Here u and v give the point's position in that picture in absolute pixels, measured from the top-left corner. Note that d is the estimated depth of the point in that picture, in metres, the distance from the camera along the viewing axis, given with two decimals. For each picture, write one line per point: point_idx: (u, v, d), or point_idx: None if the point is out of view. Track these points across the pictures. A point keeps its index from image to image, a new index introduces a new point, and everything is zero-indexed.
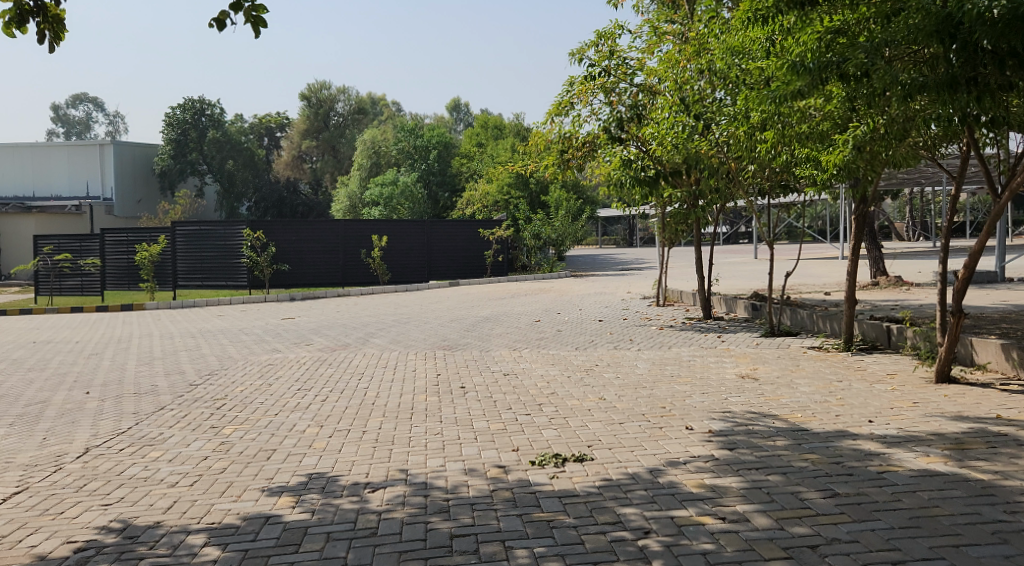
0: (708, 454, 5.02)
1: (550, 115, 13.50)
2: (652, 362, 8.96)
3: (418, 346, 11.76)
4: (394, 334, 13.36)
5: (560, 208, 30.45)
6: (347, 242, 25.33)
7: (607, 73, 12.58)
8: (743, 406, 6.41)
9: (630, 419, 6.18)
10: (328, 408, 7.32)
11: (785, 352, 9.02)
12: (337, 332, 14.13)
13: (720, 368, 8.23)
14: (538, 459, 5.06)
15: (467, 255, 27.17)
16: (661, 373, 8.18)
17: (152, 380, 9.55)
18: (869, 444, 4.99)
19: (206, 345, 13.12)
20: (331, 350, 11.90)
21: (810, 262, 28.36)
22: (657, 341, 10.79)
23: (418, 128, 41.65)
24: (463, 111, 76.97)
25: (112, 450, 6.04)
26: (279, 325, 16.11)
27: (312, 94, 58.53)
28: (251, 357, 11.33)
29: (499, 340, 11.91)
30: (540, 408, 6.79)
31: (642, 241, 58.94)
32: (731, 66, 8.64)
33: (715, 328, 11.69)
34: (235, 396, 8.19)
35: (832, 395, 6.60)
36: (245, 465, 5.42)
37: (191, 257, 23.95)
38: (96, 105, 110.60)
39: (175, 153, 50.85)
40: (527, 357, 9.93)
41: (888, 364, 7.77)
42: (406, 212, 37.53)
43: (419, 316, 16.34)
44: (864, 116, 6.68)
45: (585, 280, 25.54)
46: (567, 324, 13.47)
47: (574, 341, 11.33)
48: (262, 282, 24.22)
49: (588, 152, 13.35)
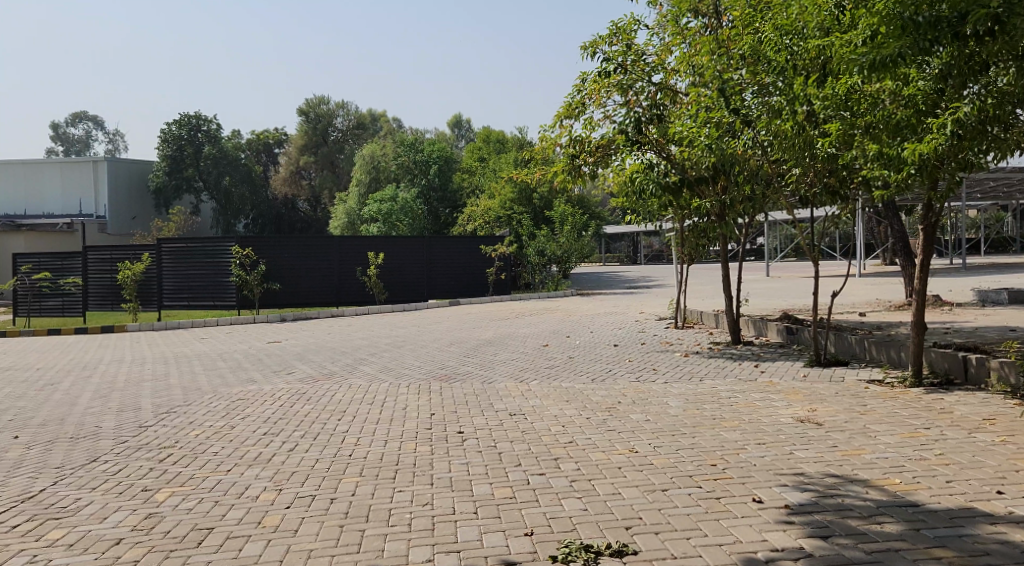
0: (798, 547, 3.65)
1: (559, 118, 12.19)
2: (686, 399, 7.58)
3: (412, 376, 10.39)
4: (386, 361, 11.96)
5: (565, 223, 29.05)
6: (342, 260, 23.98)
7: (624, 70, 11.27)
8: (817, 467, 5.02)
9: (677, 484, 4.79)
10: (295, 462, 5.92)
11: (841, 386, 7.68)
12: (324, 359, 12.75)
13: (771, 410, 6.82)
14: (562, 554, 3.68)
15: (468, 274, 25.89)
16: (701, 415, 6.79)
17: (98, 419, 8.13)
18: (1022, 537, 3.63)
19: (177, 374, 11.73)
20: (314, 380, 10.50)
21: (827, 282, 26.99)
22: (685, 371, 9.37)
23: (418, 142, 40.51)
24: (467, 128, 75.85)
25: (2, 527, 4.61)
26: (263, 350, 14.72)
27: (311, 109, 57.69)
28: (221, 389, 9.90)
29: (505, 369, 10.55)
30: (558, 465, 5.40)
31: (647, 259, 57.91)
32: (781, 46, 7.47)
33: (749, 356, 10.32)
34: (187, 443, 6.76)
35: (929, 450, 5.25)
36: (165, 557, 4.02)
37: (178, 275, 22.60)
38: (96, 122, 109.69)
39: (170, 168, 49.46)
40: (536, 391, 8.51)
41: (980, 406, 6.41)
42: (405, 229, 36.40)
43: (417, 339, 14.99)
44: (957, 97, 5.74)
45: (593, 299, 24.22)
46: (579, 349, 12.11)
47: (589, 371, 9.91)
48: (252, 302, 22.71)
49: (601, 158, 12.04)
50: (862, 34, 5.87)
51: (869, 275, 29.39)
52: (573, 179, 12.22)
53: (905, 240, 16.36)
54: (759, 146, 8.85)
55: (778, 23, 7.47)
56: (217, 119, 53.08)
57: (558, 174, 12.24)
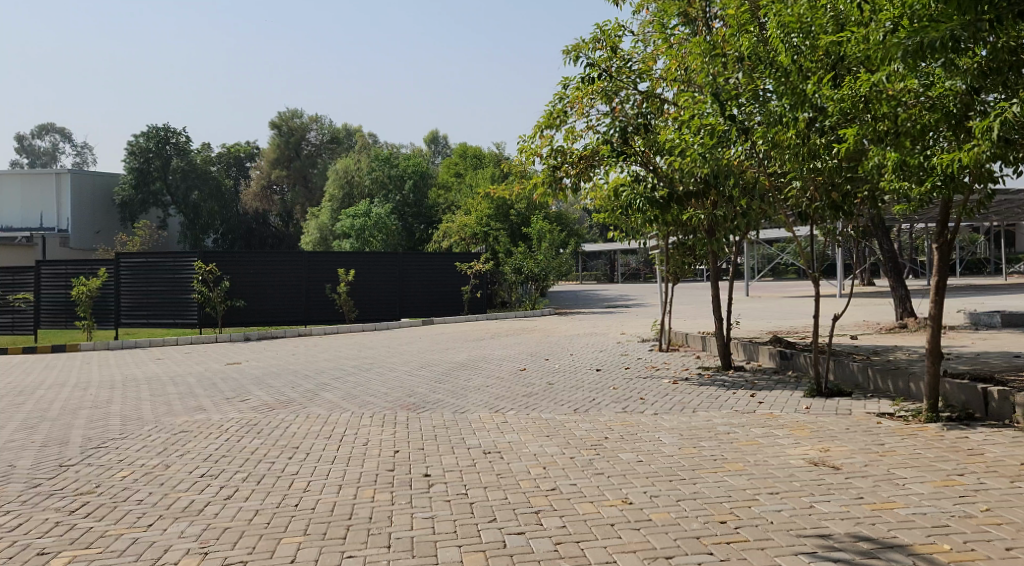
0: None
1: (540, 128, 11.47)
2: (680, 435, 6.79)
3: (378, 404, 9.52)
4: (351, 386, 11.09)
5: (542, 240, 28.12)
6: (311, 277, 23.03)
7: (610, 76, 10.56)
8: (845, 526, 4.22)
9: (683, 550, 3.98)
10: (229, 514, 5.04)
11: (850, 420, 6.94)
12: (284, 383, 11.84)
13: (777, 450, 6.04)
14: None
15: (442, 292, 25.07)
16: (699, 455, 5.99)
17: (16, 455, 7.19)
18: None
19: (121, 401, 10.78)
20: (269, 409, 9.58)
21: (809, 303, 26.46)
22: (675, 401, 8.58)
23: (393, 157, 40.13)
24: (443, 145, 75.19)
25: None
26: (220, 373, 13.77)
27: (284, 122, 56.53)
28: (164, 420, 8.98)
29: (479, 396, 9.73)
30: (540, 522, 4.57)
31: (624, 277, 57.43)
32: (786, 45, 6.95)
33: (743, 383, 9.56)
34: (107, 488, 5.85)
35: (974, 504, 4.48)
36: None
37: (136, 292, 21.48)
38: (63, 134, 107.67)
39: (137, 182, 48.36)
40: (513, 424, 7.69)
41: (1015, 448, 5.68)
42: (378, 245, 35.82)
43: (386, 361, 14.10)
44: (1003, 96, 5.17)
45: (571, 318, 23.46)
46: (558, 374, 11.34)
47: (570, 399, 9.12)
48: (214, 320, 21.64)
49: (583, 171, 11.29)
50: (882, 27, 5.32)
51: (851, 296, 28.92)
52: (554, 193, 11.45)
53: (895, 259, 15.71)
54: (757, 157, 8.24)
55: (782, 20, 6.89)
56: (186, 132, 51.71)
57: (538, 187, 11.48)
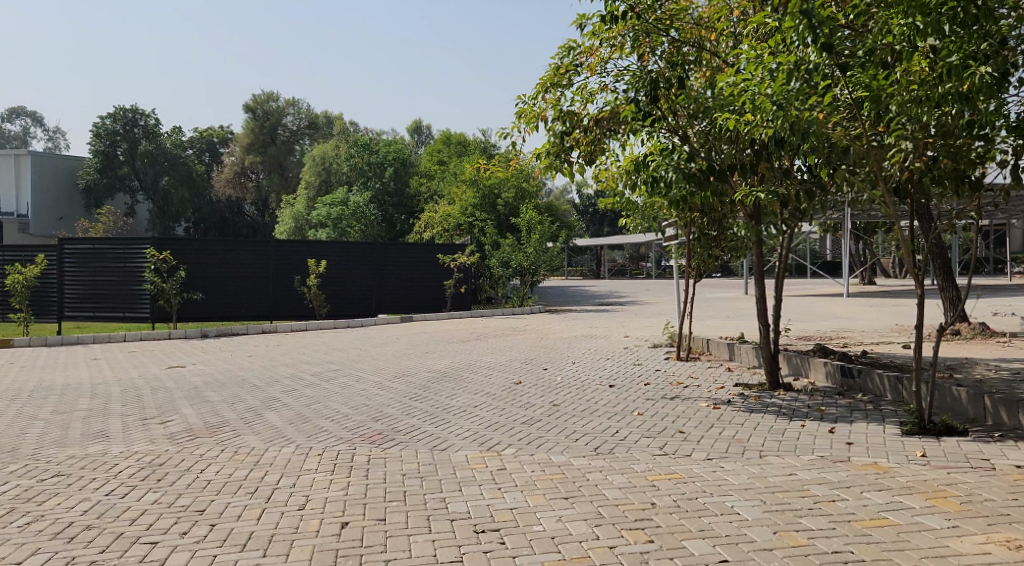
0: None
1: (543, 86, 9.23)
2: (763, 504, 4.60)
3: (334, 432, 7.31)
4: (304, 405, 8.84)
5: (532, 231, 25.62)
6: (278, 268, 20.61)
7: (636, 16, 8.27)
8: None
9: None
10: None
11: (1004, 481, 4.81)
12: (224, 398, 9.58)
13: (934, 542, 3.87)
14: None
15: (423, 288, 22.89)
16: (818, 553, 3.77)
17: None
18: None
19: (10, 420, 8.47)
20: (192, 437, 7.34)
21: (822, 303, 24.45)
22: (731, 438, 6.40)
23: (373, 142, 37.29)
24: (426, 134, 72.72)
25: None
26: (153, 381, 11.43)
27: (259, 105, 53.63)
28: (41, 456, 6.66)
29: (467, 422, 7.53)
30: None
31: (610, 273, 55.59)
32: None
33: (808, 410, 7.43)
34: None
35: None
36: None
37: (82, 282, 19.02)
38: (35, 119, 104.73)
39: (103, 166, 45.61)
40: (515, 473, 5.49)
41: None
42: (357, 236, 33.55)
43: (353, 369, 11.86)
44: None
45: (563, 317, 21.34)
46: (565, 390, 9.21)
47: (586, 431, 6.93)
48: (169, 315, 19.18)
49: (596, 140, 9.11)
50: None
51: (861, 297, 26.95)
52: (560, 167, 9.22)
53: (945, 254, 13.62)
54: (846, 109, 6.11)
55: None
56: (155, 114, 49.22)
57: (540, 159, 9.24)
